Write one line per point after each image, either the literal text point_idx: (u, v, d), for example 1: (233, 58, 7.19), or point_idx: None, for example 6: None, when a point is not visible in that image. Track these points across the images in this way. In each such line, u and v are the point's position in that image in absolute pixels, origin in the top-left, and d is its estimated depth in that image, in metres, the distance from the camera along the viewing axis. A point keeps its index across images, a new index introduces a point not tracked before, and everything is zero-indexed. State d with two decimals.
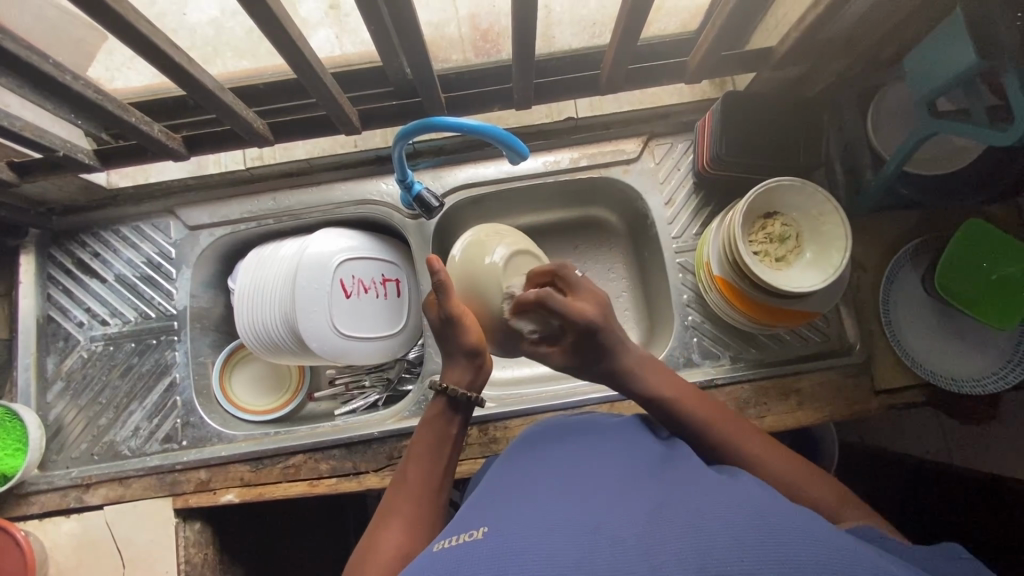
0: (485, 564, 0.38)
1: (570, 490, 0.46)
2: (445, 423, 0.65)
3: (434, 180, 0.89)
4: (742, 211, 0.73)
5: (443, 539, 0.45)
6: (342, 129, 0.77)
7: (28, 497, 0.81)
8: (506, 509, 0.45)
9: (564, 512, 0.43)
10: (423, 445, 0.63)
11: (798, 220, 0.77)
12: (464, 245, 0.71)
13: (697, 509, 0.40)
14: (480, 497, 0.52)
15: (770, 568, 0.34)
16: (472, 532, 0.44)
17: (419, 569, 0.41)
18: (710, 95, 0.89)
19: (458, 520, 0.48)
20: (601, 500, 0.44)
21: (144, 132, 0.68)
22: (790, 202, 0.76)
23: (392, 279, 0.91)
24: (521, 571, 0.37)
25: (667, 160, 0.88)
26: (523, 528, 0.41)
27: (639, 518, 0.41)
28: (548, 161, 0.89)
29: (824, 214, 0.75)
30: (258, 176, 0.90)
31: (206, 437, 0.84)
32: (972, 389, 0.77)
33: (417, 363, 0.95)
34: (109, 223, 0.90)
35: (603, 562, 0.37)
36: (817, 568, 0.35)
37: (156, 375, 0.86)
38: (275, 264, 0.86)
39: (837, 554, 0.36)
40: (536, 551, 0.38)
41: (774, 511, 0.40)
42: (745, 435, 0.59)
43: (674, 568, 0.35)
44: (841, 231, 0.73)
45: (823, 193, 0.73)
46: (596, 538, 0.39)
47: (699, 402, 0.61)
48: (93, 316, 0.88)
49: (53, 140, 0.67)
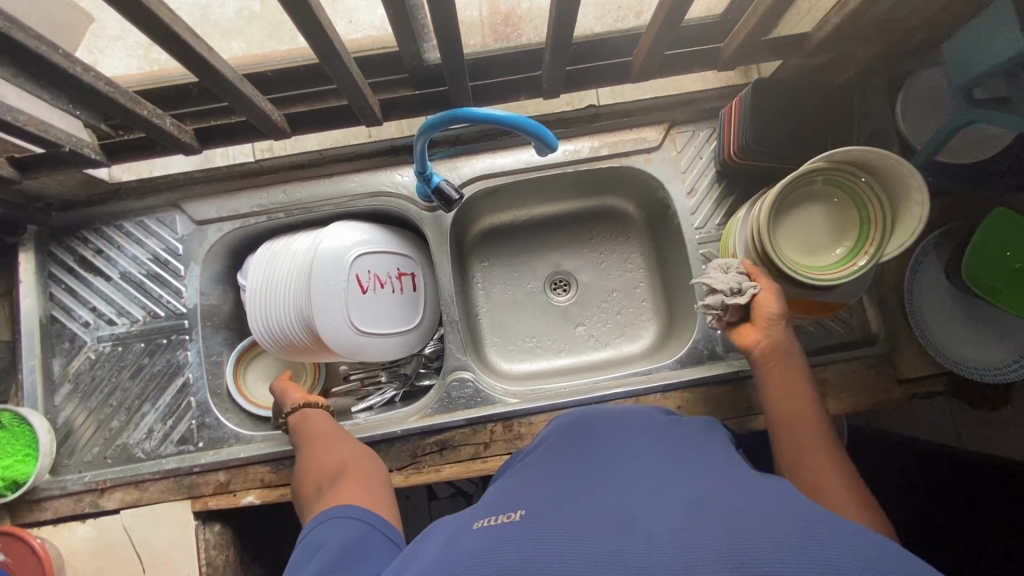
0: (523, 545, 0.38)
1: (610, 482, 0.46)
2: (318, 412, 0.76)
3: (450, 170, 0.87)
4: (872, 183, 0.69)
5: (482, 518, 0.45)
6: (361, 120, 0.74)
7: (41, 502, 0.79)
8: (545, 497, 0.45)
9: (604, 503, 0.42)
10: (315, 421, 0.74)
11: (877, 191, 0.69)
12: (817, 211, 0.73)
13: (738, 510, 0.39)
14: (511, 484, 0.51)
15: (812, 569, 0.33)
16: (510, 514, 0.43)
17: (460, 543, 0.41)
18: (735, 82, 0.87)
19: (496, 502, 0.48)
20: (642, 493, 0.43)
21: (155, 124, 0.64)
22: (857, 170, 0.69)
23: (408, 274, 0.89)
24: (559, 557, 0.37)
25: (689, 148, 0.86)
26: (564, 515, 0.41)
27: (676, 512, 0.39)
28: (568, 150, 0.87)
29: (904, 183, 0.66)
30: (268, 168, 0.87)
31: (223, 438, 0.82)
32: (995, 377, 0.76)
33: (434, 358, 0.93)
34: (112, 219, 0.86)
35: (640, 551, 0.36)
36: (863, 570, 0.33)
37: (167, 376, 0.83)
38: (288, 258, 0.83)
39: (883, 557, 0.34)
40: (574, 540, 0.38)
41: (822, 513, 0.39)
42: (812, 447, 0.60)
43: (714, 565, 0.34)
44: (918, 212, 0.64)
45: (908, 166, 0.63)
46: (636, 530, 0.38)
47: (788, 395, 0.65)
48: (99, 316, 0.85)
49: (58, 135, 0.63)
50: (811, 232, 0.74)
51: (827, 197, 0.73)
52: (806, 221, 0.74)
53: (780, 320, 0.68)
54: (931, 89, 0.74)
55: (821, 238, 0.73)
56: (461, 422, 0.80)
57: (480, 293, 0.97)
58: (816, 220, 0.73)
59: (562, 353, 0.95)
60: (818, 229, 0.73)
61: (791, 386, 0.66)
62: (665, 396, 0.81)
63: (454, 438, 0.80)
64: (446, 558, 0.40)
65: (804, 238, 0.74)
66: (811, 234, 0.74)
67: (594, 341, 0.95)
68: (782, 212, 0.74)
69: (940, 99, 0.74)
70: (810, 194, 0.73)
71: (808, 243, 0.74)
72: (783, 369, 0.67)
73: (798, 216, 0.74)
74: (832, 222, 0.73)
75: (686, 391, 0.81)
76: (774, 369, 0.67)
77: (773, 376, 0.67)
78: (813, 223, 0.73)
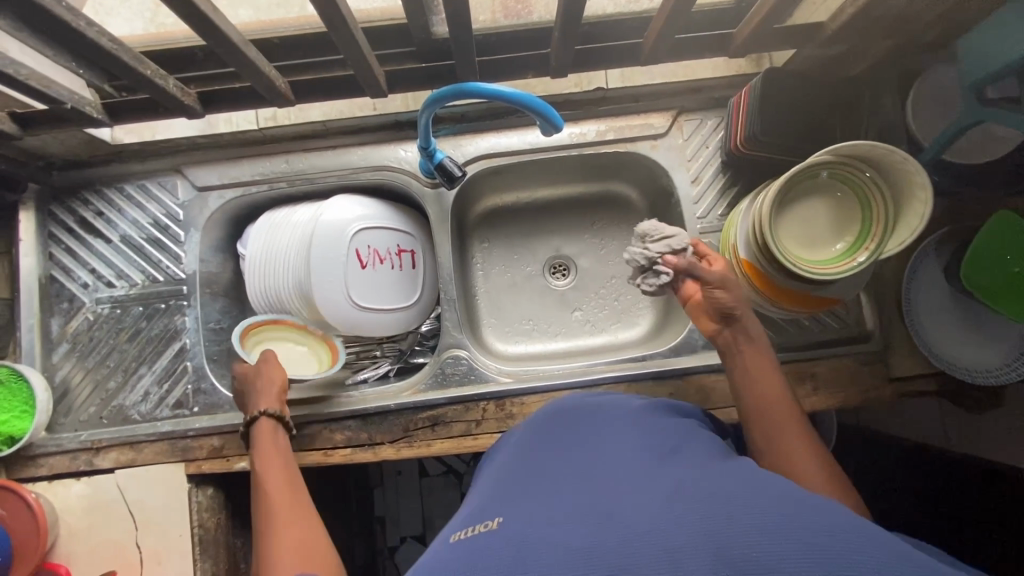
0: (500, 552, 0.39)
1: (590, 474, 0.46)
2: (285, 451, 0.74)
3: (454, 148, 0.86)
4: (878, 179, 0.69)
5: (458, 530, 0.46)
6: (367, 91, 0.73)
7: (37, 459, 0.80)
8: (524, 497, 0.45)
9: (584, 499, 0.43)
10: (275, 479, 0.70)
11: (882, 187, 0.68)
12: (820, 205, 0.73)
13: (716, 492, 0.40)
14: (492, 484, 0.52)
15: (789, 547, 0.34)
16: (487, 522, 0.44)
17: (438, 560, 0.42)
18: (746, 71, 0.86)
19: (475, 508, 0.48)
20: (621, 484, 0.44)
21: (158, 85, 0.64)
22: (863, 165, 0.69)
23: (408, 250, 0.88)
24: (540, 558, 0.37)
25: (696, 137, 0.86)
26: (541, 518, 0.41)
27: (653, 504, 0.40)
28: (574, 132, 0.86)
29: (909, 180, 0.65)
30: (271, 137, 0.86)
31: (218, 404, 0.82)
32: (985, 380, 0.76)
33: (430, 336, 0.93)
34: (114, 181, 0.86)
35: (616, 548, 0.37)
36: (836, 544, 0.34)
37: (165, 340, 0.84)
38: (289, 228, 0.84)
39: (852, 528, 0.36)
40: (552, 537, 0.39)
41: (800, 493, 0.39)
42: (787, 428, 0.60)
43: (692, 558, 0.35)
44: (920, 209, 0.64)
45: (914, 162, 0.63)
46: (614, 522, 0.39)
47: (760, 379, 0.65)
48: (98, 278, 0.85)
49: (60, 92, 0.63)
50: (812, 227, 0.74)
51: (831, 191, 0.73)
52: (809, 215, 0.74)
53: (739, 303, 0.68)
54: (943, 87, 0.73)
55: (822, 232, 0.73)
56: (454, 399, 0.81)
57: (479, 273, 0.97)
58: (819, 215, 0.73)
59: (557, 337, 0.95)
60: (820, 224, 0.73)
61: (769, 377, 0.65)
62: (658, 383, 0.82)
63: (446, 414, 0.81)
64: (428, 573, 0.41)
65: (804, 232, 0.74)
66: (812, 229, 0.74)
67: (590, 327, 0.95)
68: (784, 205, 0.74)
69: (952, 97, 0.73)
70: (813, 187, 0.73)
71: (809, 237, 0.74)
72: (752, 354, 0.67)
73: (800, 209, 0.74)
74: (834, 216, 0.73)
75: (678, 379, 0.82)
76: (743, 355, 0.67)
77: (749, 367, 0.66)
78: (815, 218, 0.73)
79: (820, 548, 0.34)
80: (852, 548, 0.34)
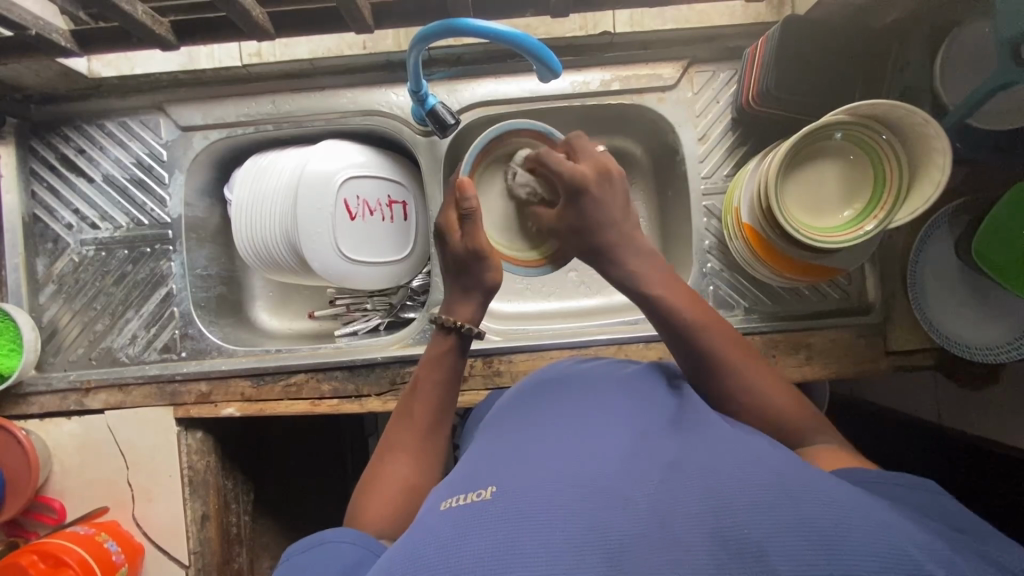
0: (494, 528, 0.36)
1: (581, 445, 0.44)
2: (453, 360, 0.64)
3: (449, 93, 0.81)
4: (894, 143, 0.64)
5: (449, 497, 0.42)
6: (352, 27, 0.68)
7: (28, 397, 0.81)
8: (513, 466, 0.43)
9: (579, 471, 0.41)
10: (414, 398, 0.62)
11: (898, 150, 0.64)
12: (831, 169, 0.70)
13: (716, 472, 0.39)
14: (479, 450, 0.50)
15: (792, 535, 0.33)
16: (481, 491, 0.41)
17: (425, 528, 0.39)
18: (766, 18, 0.79)
19: (464, 474, 0.45)
20: (616, 459, 0.42)
21: (125, 12, 0.59)
22: (879, 126, 0.64)
23: (399, 202, 0.85)
24: (534, 535, 0.35)
25: (707, 90, 0.81)
26: (536, 490, 0.39)
27: (656, 483, 0.38)
28: (577, 81, 0.81)
29: (927, 144, 0.61)
30: (256, 76, 0.82)
31: (205, 350, 0.82)
32: (986, 357, 0.73)
33: (421, 291, 0.90)
34: (94, 117, 0.83)
35: (615, 530, 0.35)
36: (838, 528, 0.33)
37: (151, 284, 0.83)
38: (275, 173, 0.81)
39: (861, 511, 0.35)
40: (550, 512, 0.37)
41: (795, 473, 0.38)
42: (750, 362, 0.56)
43: (695, 537, 0.34)
44: (937, 175, 0.60)
45: (936, 125, 0.58)
46: (613, 502, 0.37)
47: (692, 306, 0.58)
48: (82, 218, 0.83)
49: (24, 17, 0.60)
50: (819, 191, 0.70)
51: (842, 154, 0.69)
52: (816, 179, 0.70)
53: (609, 250, 0.61)
54: (975, 42, 0.67)
55: (830, 198, 0.70)
56: None
57: None
58: (828, 179, 0.70)
59: (550, 297, 0.93)
60: (829, 189, 0.70)
61: (710, 321, 0.57)
62: (649, 346, 0.80)
63: None
64: (412, 545, 0.38)
65: (809, 196, 0.71)
66: (820, 194, 0.70)
67: (586, 288, 0.94)
68: (790, 168, 0.70)
69: (986, 55, 0.67)
70: (822, 149, 0.69)
71: (814, 202, 0.70)
72: (677, 290, 0.59)
73: (807, 173, 0.70)
74: (845, 182, 0.69)
75: None
76: (667, 291, 0.59)
77: (682, 313, 0.57)
78: (822, 182, 0.70)
79: (822, 535, 0.33)
80: (851, 529, 0.33)
